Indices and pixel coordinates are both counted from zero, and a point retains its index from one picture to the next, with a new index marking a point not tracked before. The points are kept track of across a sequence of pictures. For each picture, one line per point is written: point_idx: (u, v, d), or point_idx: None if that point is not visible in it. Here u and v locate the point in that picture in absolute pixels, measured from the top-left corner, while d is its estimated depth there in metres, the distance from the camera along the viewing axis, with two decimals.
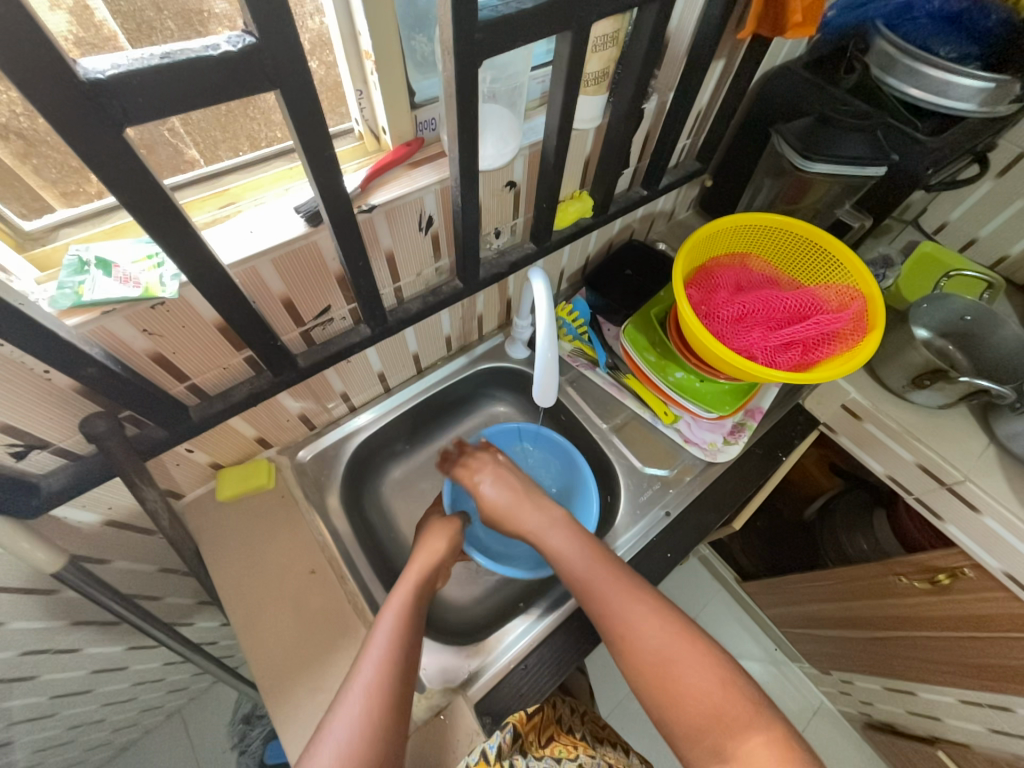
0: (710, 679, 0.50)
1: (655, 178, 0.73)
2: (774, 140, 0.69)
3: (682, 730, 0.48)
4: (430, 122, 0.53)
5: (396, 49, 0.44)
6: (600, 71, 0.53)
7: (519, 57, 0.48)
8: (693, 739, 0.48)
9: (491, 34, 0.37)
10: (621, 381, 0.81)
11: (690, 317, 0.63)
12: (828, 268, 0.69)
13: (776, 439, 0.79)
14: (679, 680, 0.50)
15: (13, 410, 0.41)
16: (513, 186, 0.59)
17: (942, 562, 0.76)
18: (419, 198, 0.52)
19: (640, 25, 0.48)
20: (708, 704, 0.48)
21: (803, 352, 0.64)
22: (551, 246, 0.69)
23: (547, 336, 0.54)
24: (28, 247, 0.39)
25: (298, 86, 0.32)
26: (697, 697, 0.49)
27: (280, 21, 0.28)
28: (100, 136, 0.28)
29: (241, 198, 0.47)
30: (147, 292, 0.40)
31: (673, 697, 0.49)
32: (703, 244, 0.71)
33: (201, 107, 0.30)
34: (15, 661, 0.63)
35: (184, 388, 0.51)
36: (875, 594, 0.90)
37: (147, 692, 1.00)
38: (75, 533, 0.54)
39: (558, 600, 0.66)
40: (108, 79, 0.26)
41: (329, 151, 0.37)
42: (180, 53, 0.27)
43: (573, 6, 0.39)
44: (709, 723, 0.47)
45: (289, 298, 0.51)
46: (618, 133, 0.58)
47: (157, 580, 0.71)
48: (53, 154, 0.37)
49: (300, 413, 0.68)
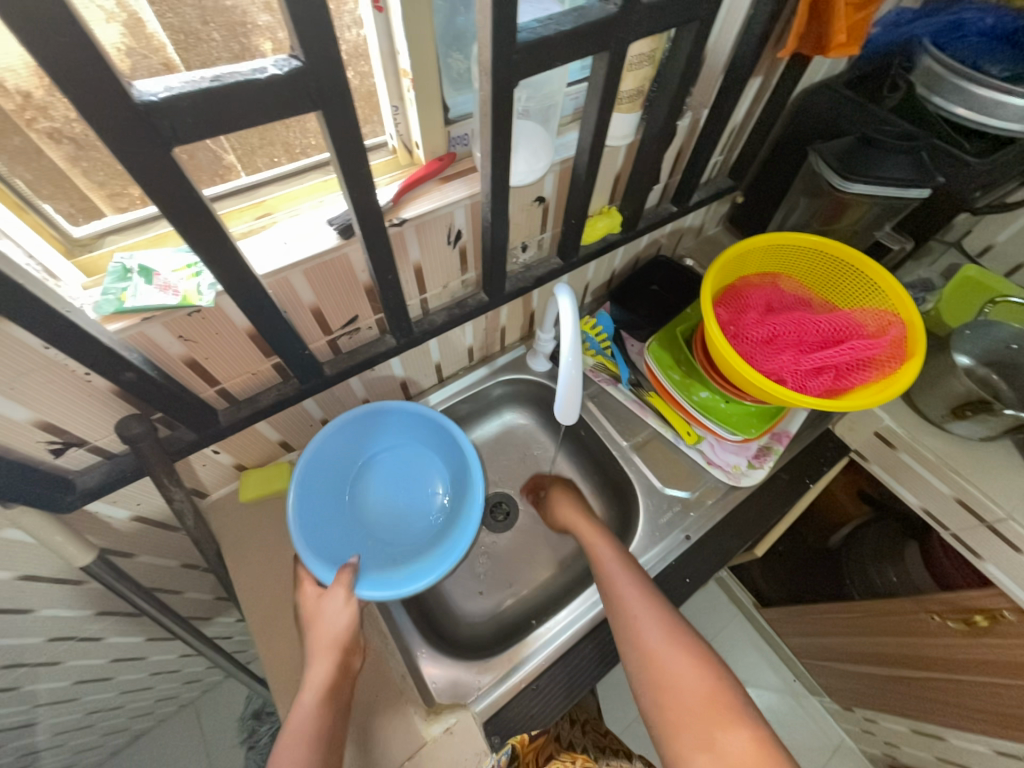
0: (699, 669, 0.50)
1: (686, 195, 0.72)
2: (811, 159, 0.68)
3: (677, 720, 0.47)
4: (463, 138, 0.53)
5: (432, 67, 0.44)
6: (635, 89, 0.52)
7: (555, 75, 0.48)
8: (685, 726, 0.47)
9: (530, 55, 0.37)
10: (643, 398, 0.79)
11: (717, 336, 0.62)
12: (866, 291, 0.66)
13: (804, 464, 0.77)
14: (676, 670, 0.50)
15: (55, 409, 0.43)
16: (542, 201, 0.59)
17: (978, 603, 0.72)
18: (449, 213, 0.52)
19: (678, 45, 0.48)
20: (699, 691, 0.48)
21: (835, 378, 0.62)
22: (578, 262, 0.68)
23: (572, 351, 0.53)
24: (76, 252, 0.42)
25: (337, 106, 0.32)
26: (688, 687, 0.49)
27: (324, 45, 0.29)
28: (152, 154, 0.29)
29: (277, 209, 0.48)
30: (185, 300, 0.41)
31: (671, 685, 0.50)
32: (733, 263, 0.70)
33: (242, 127, 0.31)
34: (41, 647, 0.65)
35: (213, 392, 0.52)
36: (906, 630, 0.86)
37: (163, 682, 1.01)
38: (106, 527, 0.55)
39: (572, 621, 0.64)
40: (160, 102, 0.27)
41: (365, 168, 0.37)
42: (229, 76, 0.28)
43: (612, 25, 0.39)
44: (700, 711, 0.47)
45: (318, 307, 0.52)
46: (651, 151, 0.58)
47: (178, 575, 0.72)
48: (101, 157, 0.38)
49: (323, 418, 0.69)
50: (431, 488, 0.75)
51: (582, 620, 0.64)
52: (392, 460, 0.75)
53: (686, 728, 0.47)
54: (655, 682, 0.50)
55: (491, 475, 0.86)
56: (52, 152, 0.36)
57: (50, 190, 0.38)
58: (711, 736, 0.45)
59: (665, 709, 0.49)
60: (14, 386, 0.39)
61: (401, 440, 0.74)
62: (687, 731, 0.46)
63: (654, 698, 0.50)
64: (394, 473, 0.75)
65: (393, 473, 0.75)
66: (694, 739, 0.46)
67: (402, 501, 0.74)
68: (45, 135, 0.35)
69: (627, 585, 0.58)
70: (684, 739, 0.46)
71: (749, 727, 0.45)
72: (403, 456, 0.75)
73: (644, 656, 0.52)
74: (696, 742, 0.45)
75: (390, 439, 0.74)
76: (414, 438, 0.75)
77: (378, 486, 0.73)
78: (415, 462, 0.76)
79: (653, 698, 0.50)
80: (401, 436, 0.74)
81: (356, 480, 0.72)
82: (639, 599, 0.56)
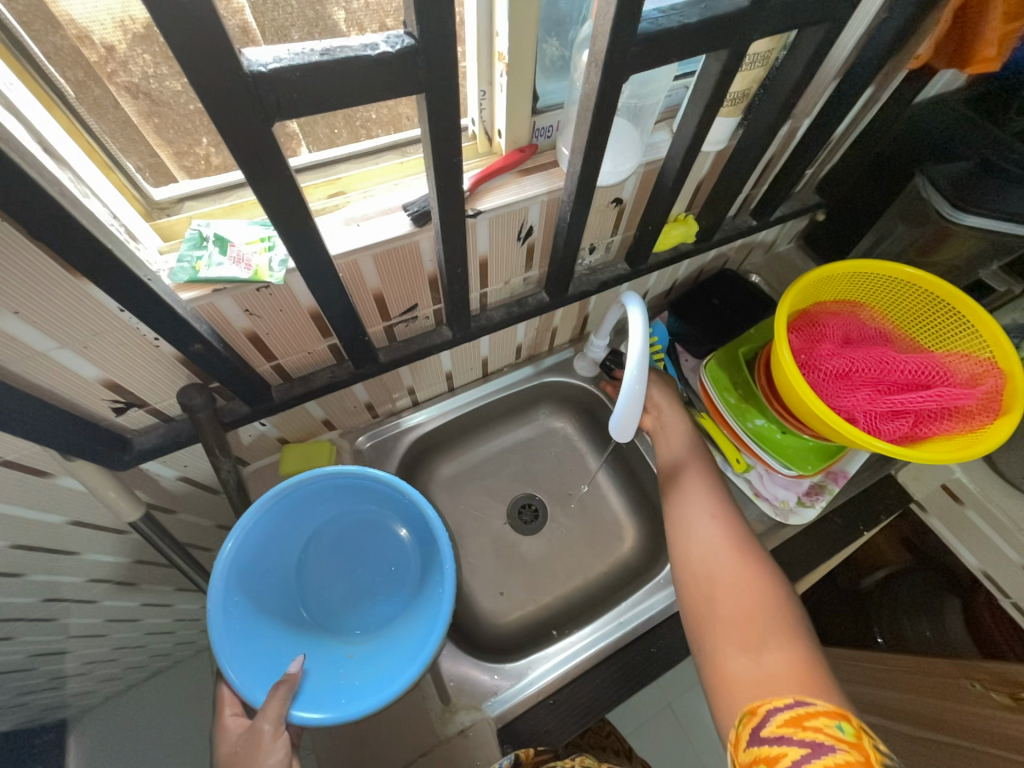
0: (754, 594, 0.50)
1: (769, 209, 0.68)
2: (916, 183, 0.62)
3: (720, 620, 0.49)
4: (548, 129, 0.50)
5: (530, 52, 0.41)
6: (740, 92, 0.49)
7: (663, 73, 0.45)
8: (731, 626, 0.48)
9: (648, 48, 0.34)
10: (693, 419, 0.76)
11: (789, 364, 0.57)
12: (957, 332, 0.60)
13: (858, 509, 0.72)
14: (730, 583, 0.51)
15: (122, 369, 0.43)
16: (619, 203, 0.56)
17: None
18: (525, 208, 0.50)
19: (798, 47, 0.43)
20: (750, 596, 0.50)
21: (913, 424, 0.57)
22: (646, 270, 0.65)
23: (638, 365, 0.50)
24: (154, 215, 0.42)
25: (442, 91, 0.30)
26: (735, 599, 0.50)
27: (441, 23, 0.27)
28: (252, 127, 0.27)
29: (350, 189, 0.47)
30: (257, 275, 0.40)
31: (723, 606, 0.50)
32: (811, 288, 0.65)
33: (345, 105, 0.29)
34: (81, 585, 0.67)
35: (269, 367, 0.52)
36: (934, 694, 0.75)
37: (183, 629, 1.03)
38: (154, 485, 0.56)
39: (594, 641, 0.62)
40: (269, 72, 0.25)
41: (456, 159, 0.35)
42: (340, 50, 0.26)
43: (739, 21, 0.36)
44: (751, 618, 0.48)
45: (381, 294, 0.51)
46: (745, 160, 0.54)
47: (211, 533, 0.74)
48: (172, 116, 0.37)
49: (367, 401, 0.68)
50: (393, 561, 0.64)
51: (606, 641, 0.62)
52: (345, 532, 0.64)
53: (730, 628, 0.48)
54: (707, 590, 0.52)
55: (523, 476, 0.84)
56: (127, 105, 0.35)
57: (124, 143, 0.37)
58: (755, 640, 0.47)
59: (714, 607, 0.51)
60: (86, 345, 0.39)
61: (356, 509, 0.63)
62: (732, 629, 0.48)
63: (706, 603, 0.51)
64: (361, 546, 0.64)
65: (352, 545, 0.64)
66: (736, 639, 0.47)
67: (362, 579, 0.63)
68: (122, 89, 0.35)
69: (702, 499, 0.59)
70: (723, 637, 0.48)
71: (797, 642, 0.46)
72: (357, 525, 0.64)
73: (707, 566, 0.54)
74: (736, 637, 0.47)
75: (342, 507, 0.62)
76: (382, 504, 0.63)
77: (338, 558, 0.63)
78: (373, 531, 0.64)
79: (706, 602, 0.52)
80: (357, 503, 0.63)
81: (304, 559, 0.61)
82: (709, 510, 0.58)
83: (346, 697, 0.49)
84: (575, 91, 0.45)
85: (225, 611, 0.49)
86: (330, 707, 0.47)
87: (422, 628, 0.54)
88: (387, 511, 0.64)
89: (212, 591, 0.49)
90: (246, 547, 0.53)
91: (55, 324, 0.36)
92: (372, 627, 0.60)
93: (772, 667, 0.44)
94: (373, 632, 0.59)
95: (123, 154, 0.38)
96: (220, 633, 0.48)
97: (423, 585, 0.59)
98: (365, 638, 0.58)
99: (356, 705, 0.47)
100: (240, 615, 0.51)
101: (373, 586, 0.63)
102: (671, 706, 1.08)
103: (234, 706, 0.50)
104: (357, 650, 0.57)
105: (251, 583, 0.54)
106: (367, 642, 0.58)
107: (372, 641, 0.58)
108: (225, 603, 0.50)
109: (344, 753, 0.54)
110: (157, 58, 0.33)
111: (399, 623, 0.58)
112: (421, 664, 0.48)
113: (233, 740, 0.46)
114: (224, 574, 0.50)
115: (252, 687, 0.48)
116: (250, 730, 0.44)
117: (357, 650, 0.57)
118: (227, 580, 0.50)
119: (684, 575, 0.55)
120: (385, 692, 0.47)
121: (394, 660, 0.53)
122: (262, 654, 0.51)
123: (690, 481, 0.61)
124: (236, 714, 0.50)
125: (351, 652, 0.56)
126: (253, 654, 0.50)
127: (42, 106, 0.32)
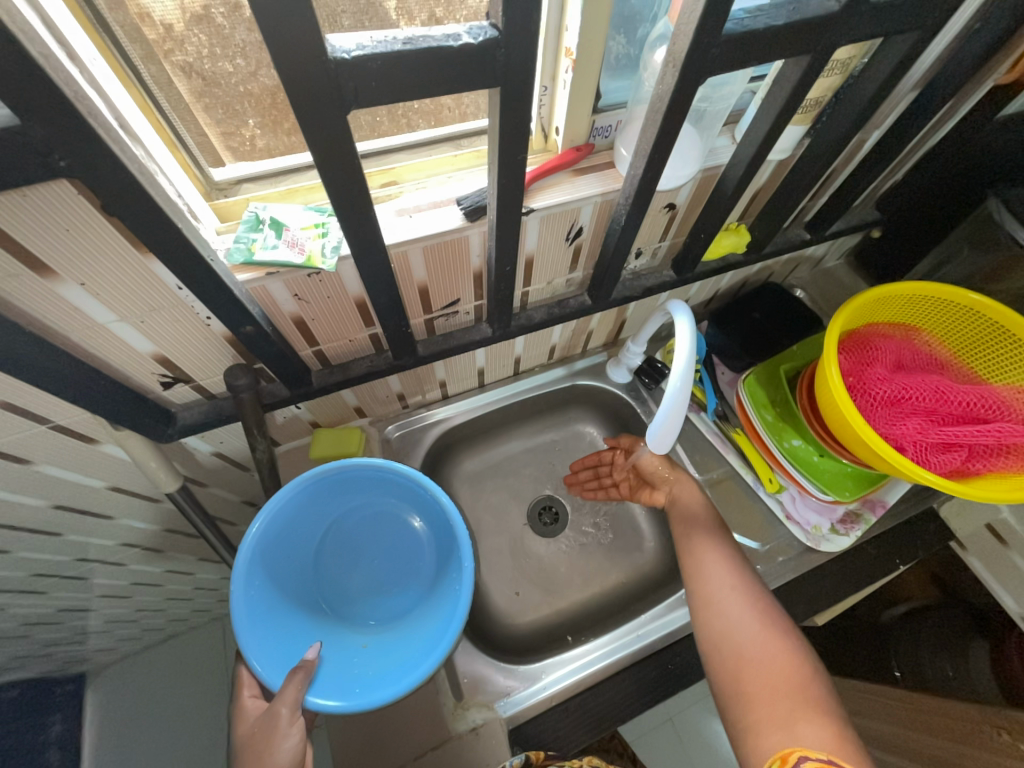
0: (785, 660, 0.48)
1: (825, 223, 0.65)
2: (988, 205, 0.59)
3: (750, 693, 0.47)
4: (606, 129, 0.49)
5: (599, 49, 0.40)
6: (814, 100, 0.47)
7: (738, 78, 0.44)
8: (763, 701, 0.46)
9: (730, 50, 0.33)
10: (726, 434, 0.74)
11: (837, 387, 0.55)
12: (1019, 365, 0.57)
13: (895, 541, 0.69)
14: (754, 648, 0.50)
15: (173, 345, 0.44)
16: (672, 208, 0.54)
17: None
18: (577, 208, 0.49)
19: (882, 56, 0.41)
20: (779, 671, 0.48)
21: (966, 459, 0.54)
22: (692, 278, 0.64)
23: (682, 379, 0.49)
24: (214, 196, 0.43)
25: (516, 86, 0.29)
26: (764, 666, 0.48)
27: (526, 15, 0.26)
28: (328, 114, 0.27)
29: (404, 179, 0.47)
30: (309, 261, 0.40)
31: (751, 675, 0.48)
32: (865, 308, 0.63)
33: (421, 96, 0.29)
34: (112, 547, 0.69)
35: (311, 353, 0.53)
36: (948, 735, 0.72)
37: (200, 597, 1.06)
38: (190, 458, 0.58)
39: (610, 652, 0.61)
40: (352, 59, 0.25)
41: (521, 156, 0.34)
42: (423, 39, 0.26)
43: (827, 26, 0.34)
44: (784, 698, 0.46)
45: (426, 287, 0.51)
46: (810, 171, 0.51)
47: (238, 508, 0.75)
48: (223, 98, 0.38)
49: (399, 391, 0.68)
50: (409, 555, 0.64)
51: (622, 653, 0.61)
52: (364, 523, 0.64)
53: (763, 703, 0.46)
54: (732, 656, 0.50)
55: (546, 477, 0.84)
56: (180, 84, 0.35)
57: (193, 123, 0.38)
58: (789, 719, 0.44)
59: (742, 682, 0.48)
60: (143, 320, 0.40)
61: (376, 501, 0.64)
62: (765, 708, 0.46)
63: (734, 673, 0.49)
64: (378, 537, 0.65)
65: (371, 535, 0.64)
66: (770, 716, 0.45)
67: (378, 571, 0.64)
68: (178, 69, 0.35)
69: (717, 562, 0.57)
70: (759, 711, 0.46)
71: (834, 718, 0.44)
72: (376, 516, 0.64)
73: (729, 635, 0.51)
74: (771, 716, 0.45)
75: (363, 498, 0.63)
76: (400, 498, 0.63)
77: (354, 547, 0.64)
78: (391, 524, 0.65)
79: (735, 679, 0.49)
80: (378, 495, 0.63)
81: (322, 547, 0.62)
82: (728, 570, 0.56)
83: (360, 686, 0.49)
84: (644, 89, 0.44)
85: (247, 594, 0.50)
86: (343, 695, 0.48)
87: (437, 622, 0.54)
88: (405, 503, 0.64)
89: (235, 573, 0.49)
90: (269, 531, 0.53)
91: (116, 297, 0.37)
92: (386, 620, 0.60)
93: (808, 738, 0.42)
94: (386, 625, 0.59)
95: (185, 132, 0.38)
96: (242, 616, 0.49)
97: (439, 580, 0.59)
98: (379, 630, 0.59)
99: (370, 695, 0.47)
100: (261, 599, 0.52)
101: (388, 577, 0.64)
102: (673, 720, 1.07)
103: (252, 687, 0.51)
104: (370, 641, 0.57)
105: (272, 566, 0.55)
106: (380, 634, 0.58)
107: (386, 633, 0.58)
108: (247, 585, 0.51)
109: (357, 738, 0.54)
110: (211, 40, 0.34)
111: (413, 617, 0.58)
112: (437, 657, 0.49)
113: (250, 722, 0.47)
114: (248, 556, 0.51)
115: (271, 672, 0.48)
116: (267, 711, 0.45)
117: (369, 641, 0.57)
118: (251, 563, 0.51)
119: (708, 645, 0.53)
120: (400, 683, 0.48)
121: (409, 653, 0.53)
122: (279, 642, 0.51)
123: (706, 540, 0.59)
124: (254, 696, 0.51)
125: (364, 643, 0.57)
126: (270, 640, 0.51)
127: (118, 80, 0.32)
